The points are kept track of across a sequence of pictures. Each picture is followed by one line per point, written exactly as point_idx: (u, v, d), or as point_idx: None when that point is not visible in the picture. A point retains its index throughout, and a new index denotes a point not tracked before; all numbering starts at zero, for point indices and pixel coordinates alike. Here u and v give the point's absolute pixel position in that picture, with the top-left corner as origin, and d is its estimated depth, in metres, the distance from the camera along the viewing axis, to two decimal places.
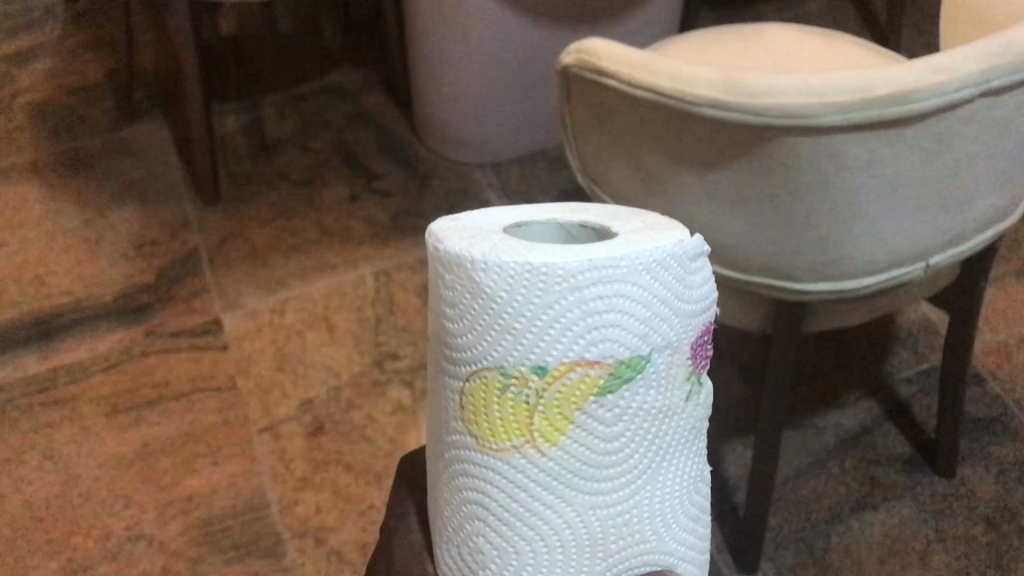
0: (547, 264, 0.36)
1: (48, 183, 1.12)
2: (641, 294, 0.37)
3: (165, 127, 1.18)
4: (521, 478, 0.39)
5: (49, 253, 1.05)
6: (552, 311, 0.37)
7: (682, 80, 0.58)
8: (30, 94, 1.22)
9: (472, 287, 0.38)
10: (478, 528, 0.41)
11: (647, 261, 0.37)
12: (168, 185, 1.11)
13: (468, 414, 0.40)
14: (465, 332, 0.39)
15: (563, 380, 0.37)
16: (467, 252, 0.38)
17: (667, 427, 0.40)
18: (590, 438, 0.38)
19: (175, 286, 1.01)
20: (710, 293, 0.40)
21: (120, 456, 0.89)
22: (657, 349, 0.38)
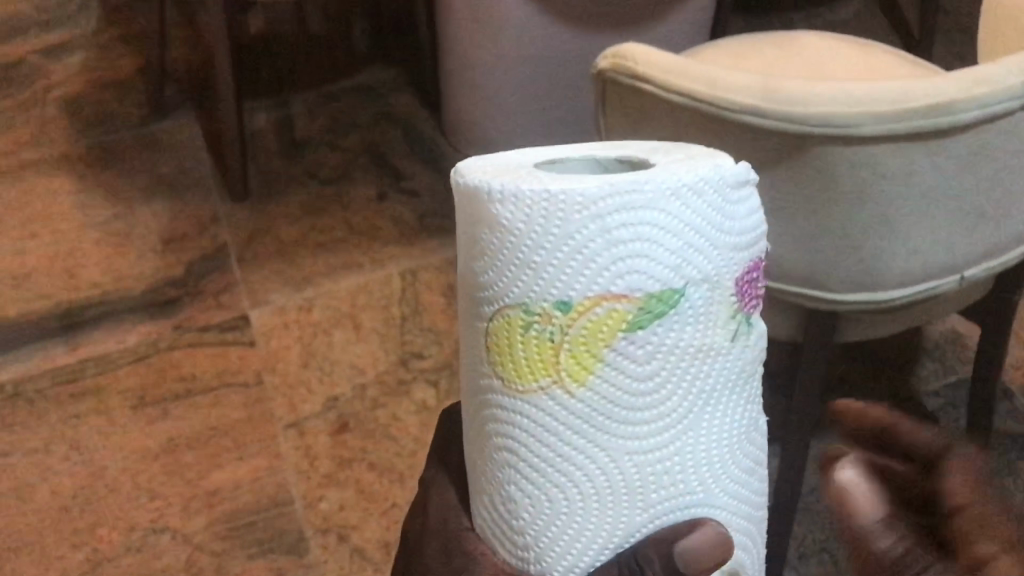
0: (565, 191, 0.34)
1: (79, 175, 1.13)
2: (671, 223, 0.34)
3: (196, 123, 1.19)
4: (547, 421, 0.36)
5: (80, 246, 1.06)
6: (574, 242, 0.34)
7: (720, 87, 0.58)
8: (64, 87, 1.23)
9: (491, 222, 0.36)
10: (508, 477, 0.39)
11: (677, 187, 0.34)
12: (198, 181, 1.12)
13: (492, 356, 0.38)
14: (488, 269, 0.37)
15: (589, 315, 0.35)
16: (486, 184, 0.36)
17: (709, 370, 0.37)
18: (620, 378, 0.35)
19: (204, 281, 1.02)
20: (754, 224, 0.37)
21: (146, 448, 0.89)
22: (694, 283, 0.35)
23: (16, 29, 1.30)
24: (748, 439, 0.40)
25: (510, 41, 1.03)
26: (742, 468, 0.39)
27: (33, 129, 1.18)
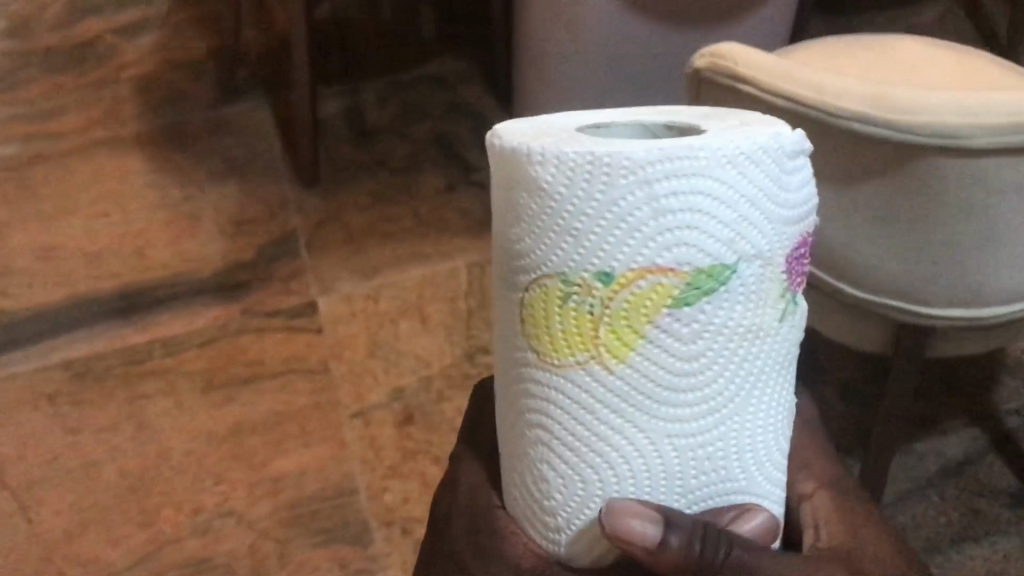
0: (611, 154, 0.33)
1: (151, 156, 1.13)
2: (724, 192, 0.34)
3: (267, 108, 1.19)
4: (584, 398, 0.36)
5: (150, 226, 1.06)
6: (619, 209, 0.34)
7: (825, 92, 0.56)
8: (137, 65, 1.24)
9: (531, 186, 0.35)
10: (541, 456, 0.39)
11: (730, 155, 0.34)
12: (268, 166, 1.12)
13: (527, 327, 0.37)
14: (527, 237, 0.36)
15: (632, 288, 0.34)
16: (525, 146, 0.35)
17: (753, 346, 0.37)
18: (663, 355, 0.35)
19: (273, 267, 1.02)
20: (804, 198, 0.37)
21: (213, 432, 0.89)
22: (745, 258, 0.35)
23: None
24: (779, 415, 0.40)
25: (591, 37, 1.02)
26: (777, 442, 0.40)
27: (106, 107, 1.19)
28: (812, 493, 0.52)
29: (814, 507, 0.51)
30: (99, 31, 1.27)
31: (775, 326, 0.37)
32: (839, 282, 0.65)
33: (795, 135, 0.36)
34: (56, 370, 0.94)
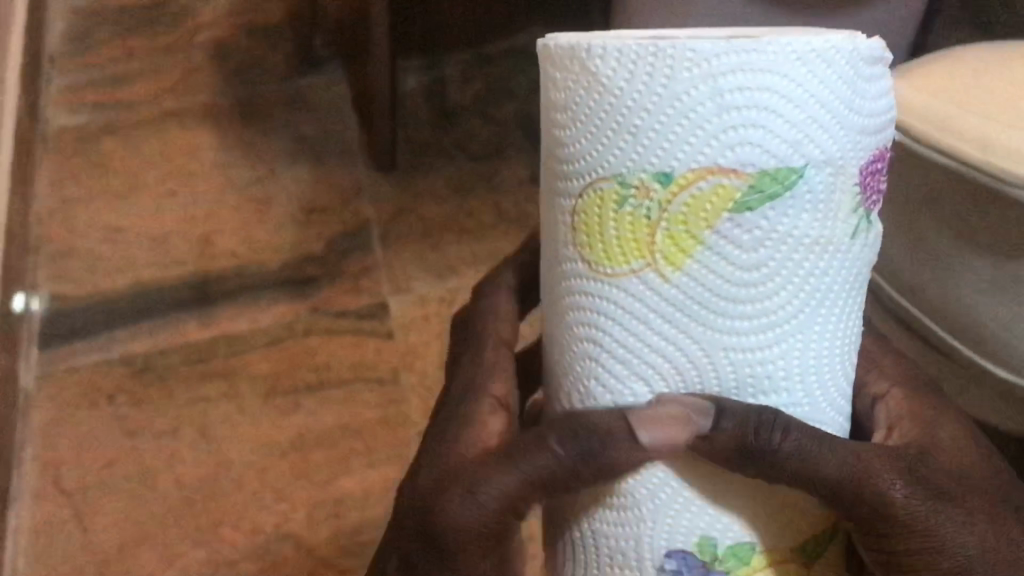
0: (675, 45, 0.33)
1: (222, 132, 1.08)
2: (789, 91, 0.34)
3: (343, 82, 1.12)
4: (638, 309, 0.37)
5: (219, 210, 1.01)
6: (682, 104, 0.34)
7: (1002, 155, 0.53)
8: (212, 31, 1.17)
9: (584, 76, 0.35)
10: (588, 363, 0.39)
11: (801, 54, 0.34)
12: (343, 148, 1.06)
13: (581, 235, 0.37)
14: (576, 136, 0.36)
15: (691, 189, 0.35)
16: (581, 42, 0.35)
17: (815, 258, 0.37)
18: (726, 264, 0.36)
19: (344, 262, 0.96)
20: (882, 109, 0.38)
21: (275, 443, 0.85)
22: (813, 163, 0.35)
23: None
24: (852, 340, 0.40)
25: None
26: (844, 363, 0.40)
27: (177, 76, 1.13)
28: (887, 392, 0.49)
29: (889, 404, 0.48)
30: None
31: (845, 242, 0.37)
32: (995, 364, 0.59)
33: (872, 45, 0.36)
34: (117, 366, 0.90)
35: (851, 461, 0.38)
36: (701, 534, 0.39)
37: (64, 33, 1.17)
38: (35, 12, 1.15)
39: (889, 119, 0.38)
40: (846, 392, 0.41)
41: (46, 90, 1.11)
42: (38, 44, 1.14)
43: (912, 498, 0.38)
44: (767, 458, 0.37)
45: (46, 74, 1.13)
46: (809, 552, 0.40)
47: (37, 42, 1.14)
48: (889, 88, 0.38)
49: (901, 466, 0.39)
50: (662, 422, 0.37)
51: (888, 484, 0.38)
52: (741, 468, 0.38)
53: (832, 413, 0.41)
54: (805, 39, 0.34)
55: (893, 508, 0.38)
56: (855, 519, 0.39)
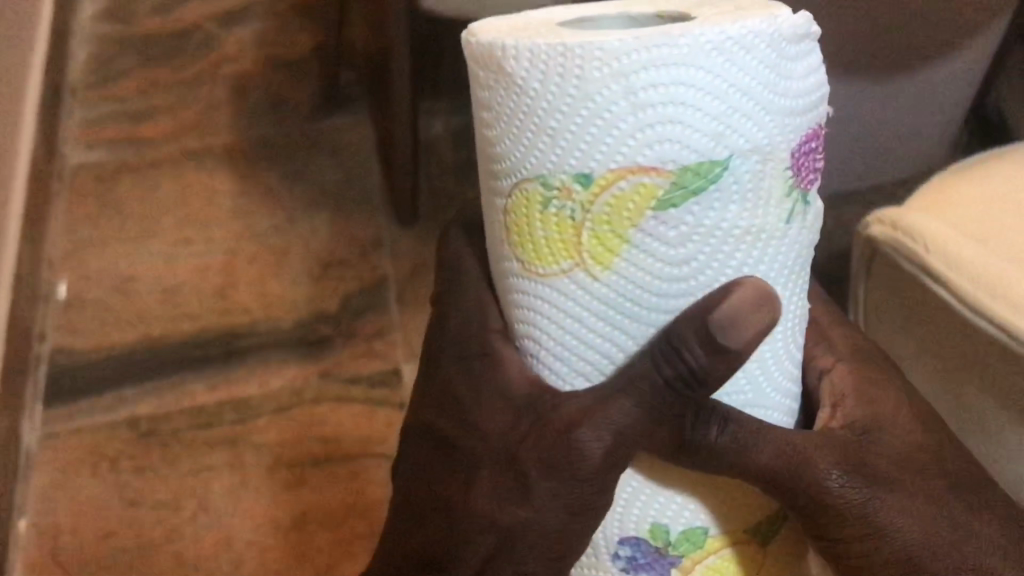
0: (583, 46, 0.38)
1: (242, 174, 1.04)
2: (703, 83, 0.38)
3: (369, 122, 1.07)
4: (570, 292, 0.43)
5: (233, 260, 0.98)
6: (597, 103, 0.38)
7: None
8: (236, 62, 1.14)
9: (508, 79, 0.40)
10: (535, 331, 0.46)
11: (713, 43, 0.38)
12: (365, 196, 1.02)
13: (516, 233, 0.44)
14: (506, 140, 0.42)
15: (612, 190, 0.40)
16: (501, 44, 0.40)
17: (734, 243, 0.42)
18: (649, 253, 0.41)
19: (358, 322, 0.93)
20: (807, 84, 0.41)
21: (277, 521, 0.82)
22: (733, 153, 0.39)
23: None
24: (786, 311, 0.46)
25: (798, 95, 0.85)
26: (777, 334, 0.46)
27: (199, 111, 1.09)
28: (832, 367, 0.54)
29: (833, 380, 0.52)
30: (198, 19, 1.17)
31: (772, 224, 0.42)
32: None
33: (792, 21, 0.39)
34: (121, 428, 0.87)
35: (783, 451, 0.45)
36: (654, 520, 0.47)
37: (86, 61, 1.14)
38: (56, 39, 1.12)
39: (816, 95, 0.42)
40: (790, 369, 0.48)
41: (65, 122, 1.08)
42: (59, 73, 1.11)
43: (850, 486, 0.45)
44: (702, 448, 0.44)
45: (66, 105, 1.10)
46: (763, 532, 0.48)
47: (58, 72, 1.11)
48: (813, 60, 0.41)
49: (842, 459, 0.46)
50: (747, 305, 0.40)
51: (823, 474, 0.45)
52: (682, 457, 0.44)
53: (772, 394, 0.48)
54: (713, 29, 0.37)
55: (828, 493, 0.45)
56: (794, 499, 0.45)
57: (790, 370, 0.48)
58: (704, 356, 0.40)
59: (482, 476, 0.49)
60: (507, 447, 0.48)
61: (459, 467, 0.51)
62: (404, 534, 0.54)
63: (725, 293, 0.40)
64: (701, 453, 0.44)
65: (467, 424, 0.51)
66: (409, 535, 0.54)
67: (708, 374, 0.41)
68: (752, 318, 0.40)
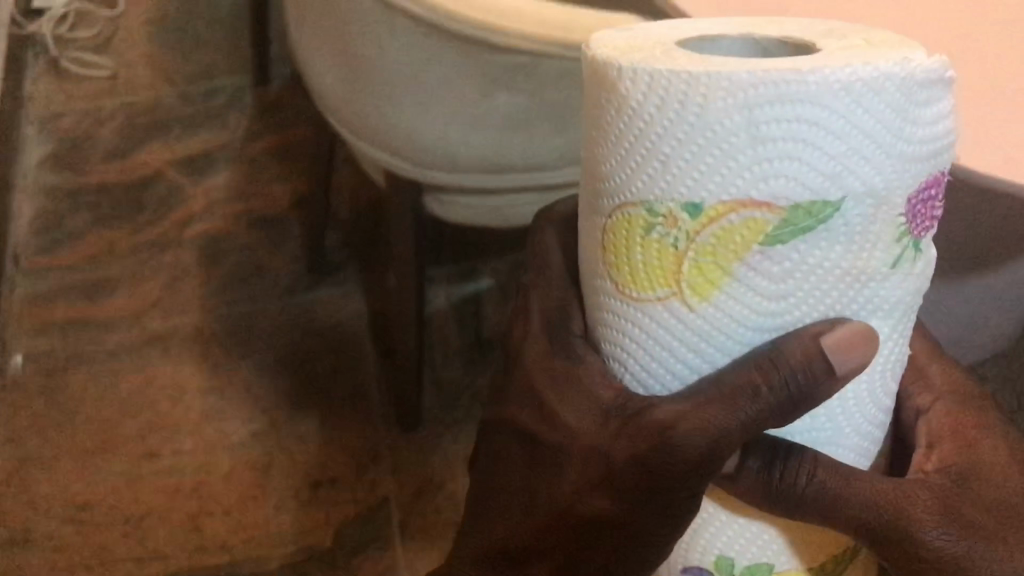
0: (711, 74, 0.37)
1: (217, 381, 1.04)
2: (833, 123, 0.38)
3: (357, 295, 1.10)
4: (668, 309, 0.43)
5: (208, 478, 0.98)
6: (715, 133, 0.38)
7: None
8: (203, 217, 1.18)
9: (621, 103, 0.41)
10: (636, 331, 0.46)
11: (845, 84, 0.37)
12: (361, 404, 1.02)
13: (610, 253, 0.45)
14: (617, 167, 0.42)
15: (722, 220, 0.40)
16: (622, 63, 0.40)
17: (852, 287, 0.42)
18: (754, 282, 0.41)
19: (358, 556, 0.93)
20: (940, 130, 0.40)
21: None
22: (853, 195, 0.39)
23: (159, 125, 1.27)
24: (887, 366, 0.46)
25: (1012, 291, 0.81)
26: (863, 391, 0.46)
27: (162, 283, 1.12)
28: (930, 406, 0.58)
29: (931, 422, 0.57)
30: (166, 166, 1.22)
31: (882, 271, 0.42)
32: None
33: (931, 64, 0.38)
34: None
35: (868, 497, 0.47)
36: (720, 552, 0.50)
37: (32, 219, 1.17)
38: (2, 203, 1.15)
39: (946, 143, 0.41)
40: (877, 411, 0.48)
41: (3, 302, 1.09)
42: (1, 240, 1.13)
43: (945, 540, 0.49)
44: (791, 497, 0.47)
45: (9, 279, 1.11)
46: (829, 567, 0.51)
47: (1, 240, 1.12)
48: (949, 102, 0.40)
49: (939, 511, 0.49)
50: (848, 342, 0.43)
51: (921, 532, 0.48)
52: (769, 502, 0.47)
53: (851, 436, 0.48)
54: (850, 67, 0.37)
55: (923, 546, 0.49)
56: (874, 538, 0.49)
57: (876, 413, 0.48)
58: (816, 372, 0.43)
59: (567, 472, 0.51)
60: (596, 441, 0.50)
61: (546, 461, 0.53)
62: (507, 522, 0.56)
63: (828, 326, 0.43)
64: (789, 496, 0.47)
65: (551, 422, 0.52)
66: (506, 525, 0.56)
67: (810, 389, 0.44)
68: (850, 362, 0.43)
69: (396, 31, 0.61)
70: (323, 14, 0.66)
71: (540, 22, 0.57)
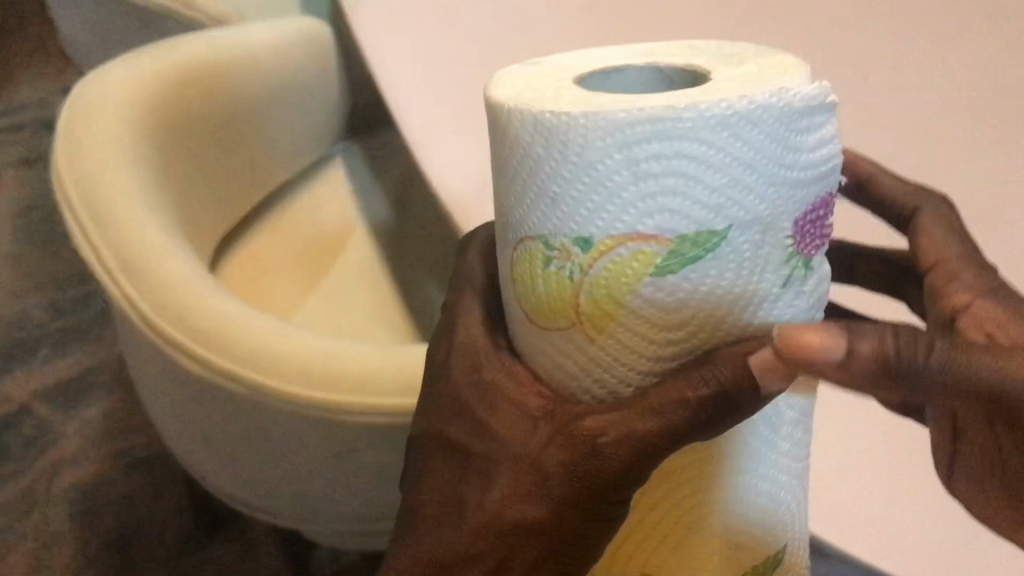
0: (586, 116, 0.33)
1: None
2: (713, 158, 0.33)
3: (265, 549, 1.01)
4: (569, 347, 0.39)
5: None
6: (598, 174, 0.34)
7: None
8: (75, 466, 1.10)
9: (515, 142, 0.36)
10: (535, 350, 0.42)
11: (719, 119, 0.32)
12: None
13: (518, 283, 0.40)
14: (515, 202, 0.38)
15: (612, 255, 0.35)
16: (507, 105, 0.37)
17: (748, 307, 0.36)
18: (647, 315, 0.36)
19: None
20: (824, 160, 0.35)
21: None
22: (738, 224, 0.34)
23: (27, 345, 1.27)
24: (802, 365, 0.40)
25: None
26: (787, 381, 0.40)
27: (36, 546, 1.02)
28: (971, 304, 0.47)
29: (975, 315, 0.46)
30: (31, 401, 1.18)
31: (773, 292, 0.36)
32: None
33: (808, 88, 0.34)
34: None
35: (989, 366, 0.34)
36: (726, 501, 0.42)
37: None
38: None
39: (831, 166, 0.36)
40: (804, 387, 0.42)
41: None
42: None
43: None
44: (911, 378, 0.35)
45: None
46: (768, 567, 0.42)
47: None
48: (837, 124, 0.36)
49: None
50: (779, 366, 0.35)
51: None
52: (891, 383, 0.35)
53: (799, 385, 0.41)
54: (725, 100, 0.32)
55: None
56: (1014, 415, 0.35)
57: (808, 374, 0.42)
58: (745, 392, 0.36)
59: (497, 482, 0.43)
60: (527, 449, 0.42)
61: (473, 473, 0.44)
62: (420, 537, 0.45)
63: (755, 346, 0.36)
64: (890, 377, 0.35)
65: (479, 432, 0.44)
66: (418, 545, 0.45)
67: (738, 407, 0.36)
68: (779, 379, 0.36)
69: (216, 400, 0.58)
70: (152, 377, 0.63)
71: (366, 390, 0.54)
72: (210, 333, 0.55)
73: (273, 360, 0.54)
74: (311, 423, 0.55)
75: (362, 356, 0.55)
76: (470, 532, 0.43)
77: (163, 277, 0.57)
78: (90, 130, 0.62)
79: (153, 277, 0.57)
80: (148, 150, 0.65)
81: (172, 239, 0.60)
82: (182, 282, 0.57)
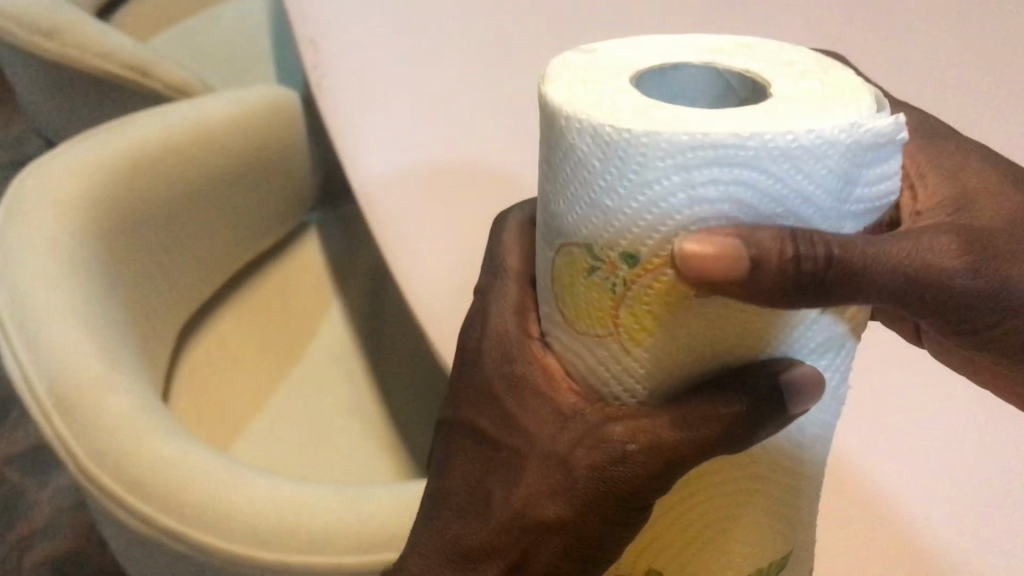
0: (649, 134, 0.31)
1: None
2: (770, 188, 0.31)
3: None
4: (608, 362, 0.38)
5: None
6: (655, 192, 0.32)
7: None
8: (47, 539, 1.09)
9: (565, 144, 0.33)
10: (570, 360, 0.41)
11: (785, 151, 0.30)
12: None
13: (560, 287, 0.38)
14: (561, 202, 0.36)
15: (659, 274, 0.34)
16: (560, 105, 0.33)
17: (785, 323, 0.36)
18: (687, 331, 0.35)
19: None
20: (880, 188, 0.35)
21: None
22: None
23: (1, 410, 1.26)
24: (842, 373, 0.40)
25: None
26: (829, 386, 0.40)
27: None
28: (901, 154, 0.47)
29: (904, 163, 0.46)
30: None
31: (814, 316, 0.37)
32: None
33: (885, 125, 0.32)
34: None
35: (905, 258, 0.34)
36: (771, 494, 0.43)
37: None
38: None
39: (888, 193, 0.35)
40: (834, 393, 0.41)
41: None
42: None
43: (974, 278, 0.37)
44: (818, 283, 0.32)
45: None
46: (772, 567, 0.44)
47: None
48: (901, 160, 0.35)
49: (965, 248, 0.37)
50: (806, 387, 0.37)
51: (951, 276, 0.36)
52: (786, 295, 0.33)
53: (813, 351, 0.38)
54: (792, 133, 0.30)
55: (954, 288, 0.36)
56: (905, 306, 0.36)
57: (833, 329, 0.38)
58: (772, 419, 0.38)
59: (522, 478, 0.42)
60: (555, 446, 0.41)
61: (500, 466, 0.44)
62: (444, 527, 0.45)
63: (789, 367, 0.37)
64: (814, 288, 0.33)
65: (509, 426, 0.44)
66: (441, 532, 0.45)
67: (763, 422, 0.38)
68: (806, 395, 0.38)
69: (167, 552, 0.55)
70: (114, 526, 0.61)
71: (323, 547, 0.51)
72: (149, 489, 0.51)
73: (218, 520, 0.51)
74: (263, 574, 0.53)
75: (314, 506, 0.52)
76: (492, 525, 0.43)
77: (100, 419, 0.53)
78: (19, 236, 0.57)
79: (83, 421, 0.53)
80: (90, 237, 0.61)
81: (104, 359, 0.55)
82: (118, 420, 0.53)
